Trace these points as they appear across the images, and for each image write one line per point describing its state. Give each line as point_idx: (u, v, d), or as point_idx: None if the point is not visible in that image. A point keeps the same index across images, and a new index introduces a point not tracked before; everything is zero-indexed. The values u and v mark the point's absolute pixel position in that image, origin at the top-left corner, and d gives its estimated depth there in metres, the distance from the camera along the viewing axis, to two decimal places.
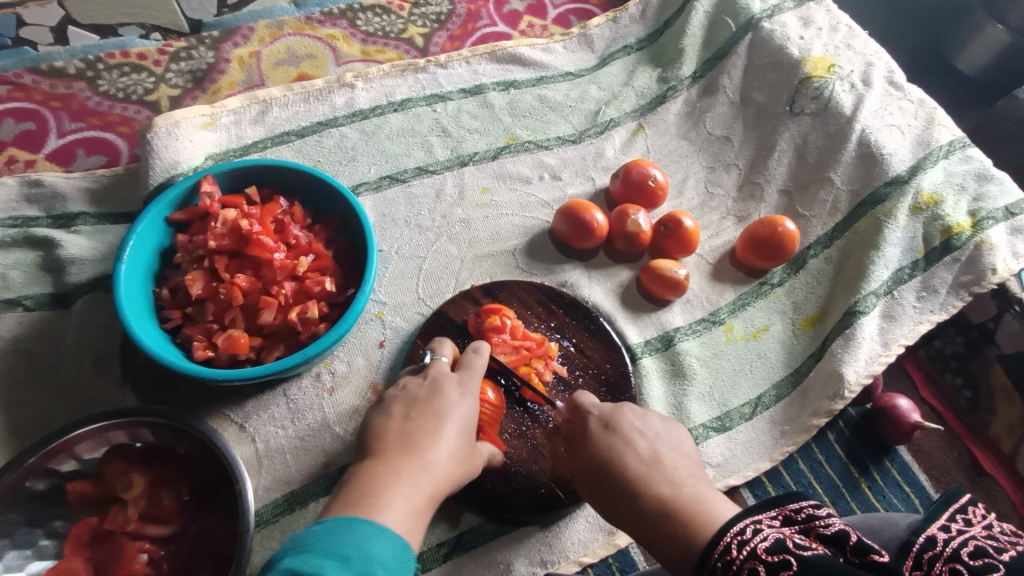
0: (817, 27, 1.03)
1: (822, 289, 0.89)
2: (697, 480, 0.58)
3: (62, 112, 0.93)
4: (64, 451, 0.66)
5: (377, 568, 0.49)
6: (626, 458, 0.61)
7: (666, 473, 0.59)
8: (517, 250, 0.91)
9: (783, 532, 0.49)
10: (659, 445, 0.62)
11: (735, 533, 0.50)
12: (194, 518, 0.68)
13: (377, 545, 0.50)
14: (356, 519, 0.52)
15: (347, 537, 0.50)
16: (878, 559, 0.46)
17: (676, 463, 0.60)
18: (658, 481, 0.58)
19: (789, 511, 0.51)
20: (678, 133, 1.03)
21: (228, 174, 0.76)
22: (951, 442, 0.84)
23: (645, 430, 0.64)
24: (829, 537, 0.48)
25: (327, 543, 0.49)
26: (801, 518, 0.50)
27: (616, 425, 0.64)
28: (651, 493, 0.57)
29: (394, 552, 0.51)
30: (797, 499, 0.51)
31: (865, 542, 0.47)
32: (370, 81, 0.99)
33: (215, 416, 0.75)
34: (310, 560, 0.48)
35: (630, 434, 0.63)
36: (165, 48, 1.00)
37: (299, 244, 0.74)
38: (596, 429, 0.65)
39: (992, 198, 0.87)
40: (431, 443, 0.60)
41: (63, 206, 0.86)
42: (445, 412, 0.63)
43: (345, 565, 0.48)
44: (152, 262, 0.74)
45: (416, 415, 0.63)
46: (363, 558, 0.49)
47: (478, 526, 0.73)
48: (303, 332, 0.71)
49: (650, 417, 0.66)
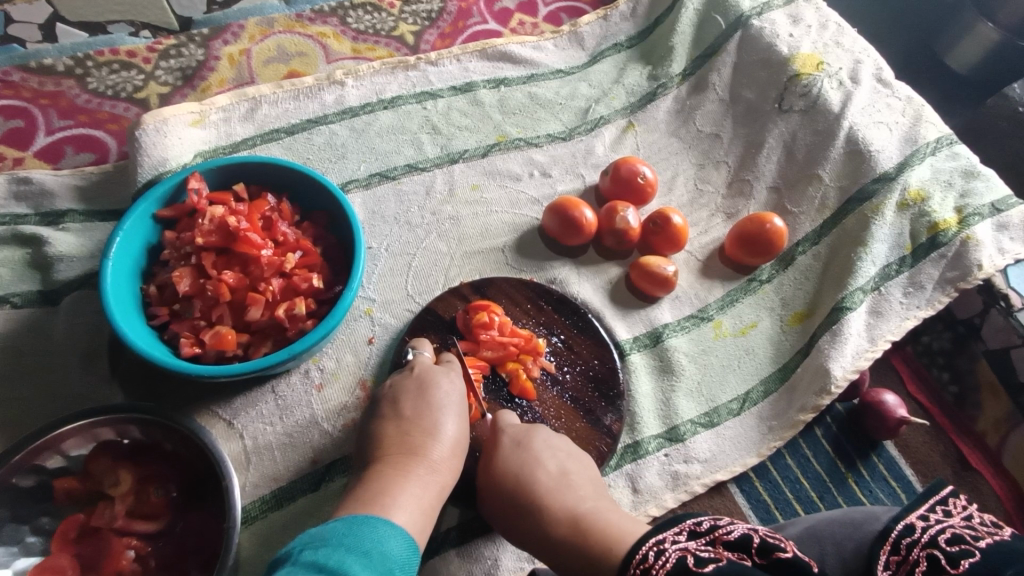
0: (806, 25, 1.03)
1: (810, 285, 0.89)
2: (599, 497, 0.66)
3: (50, 109, 0.93)
4: (51, 448, 0.66)
5: (394, 566, 0.52)
6: (537, 478, 0.66)
7: (572, 493, 0.65)
8: (507, 247, 0.91)
9: (690, 545, 0.53)
10: (567, 465, 0.68)
11: (639, 561, 0.54)
12: (180, 515, 0.68)
13: (393, 546, 0.54)
14: (374, 518, 0.56)
15: (366, 535, 0.53)
16: (783, 555, 0.50)
17: (582, 481, 0.67)
18: (566, 498, 0.65)
19: (693, 526, 0.55)
20: (668, 130, 1.03)
21: (216, 170, 0.76)
22: (937, 436, 0.85)
23: (554, 449, 0.69)
24: (733, 543, 0.52)
25: (349, 538, 0.52)
26: (705, 530, 0.54)
27: (526, 443, 0.69)
28: (557, 509, 0.64)
29: (406, 552, 0.55)
30: (700, 514, 0.56)
31: (768, 542, 0.51)
32: (360, 79, 1.00)
33: (204, 413, 0.75)
34: (333, 553, 0.50)
35: (540, 453, 0.68)
36: (155, 46, 1.00)
37: (287, 240, 0.74)
38: (508, 448, 0.69)
39: (978, 194, 0.88)
40: (430, 444, 0.65)
41: (51, 203, 0.85)
42: (438, 405, 0.67)
43: (368, 560, 0.51)
44: (140, 259, 0.74)
45: (410, 411, 0.67)
46: (381, 553, 0.52)
47: (466, 521, 0.73)
48: (291, 328, 0.71)
49: (556, 437, 0.71)
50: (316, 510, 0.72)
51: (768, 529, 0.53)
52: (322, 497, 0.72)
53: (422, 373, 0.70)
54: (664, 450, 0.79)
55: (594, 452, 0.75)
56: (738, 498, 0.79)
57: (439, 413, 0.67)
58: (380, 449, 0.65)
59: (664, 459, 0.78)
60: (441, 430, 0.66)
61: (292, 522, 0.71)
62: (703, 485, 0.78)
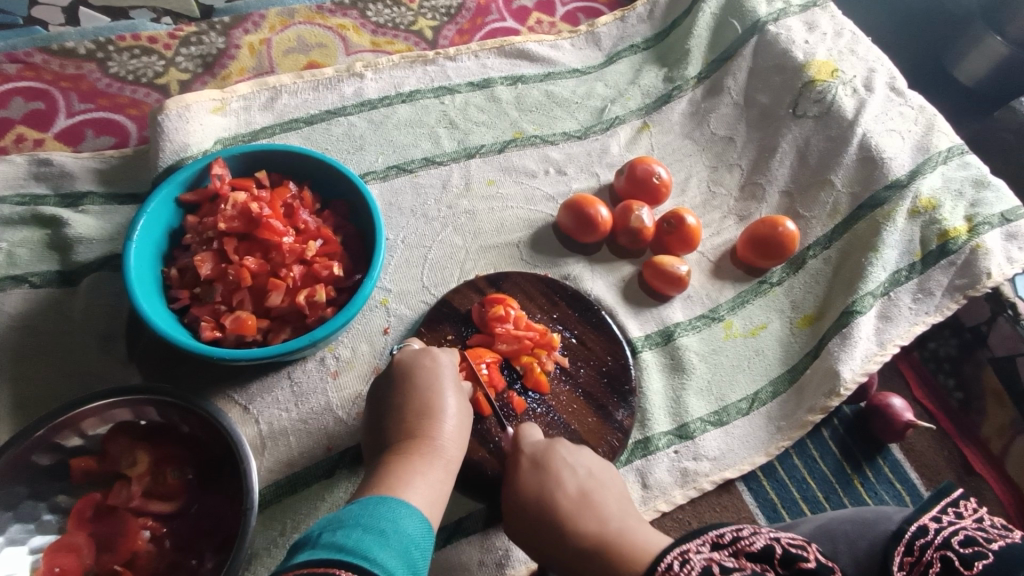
0: (821, 32, 1.04)
1: (820, 288, 0.90)
2: (627, 515, 0.61)
3: (71, 92, 0.94)
4: (71, 427, 0.66)
5: (410, 545, 0.53)
6: (557, 499, 0.62)
7: (596, 512, 0.61)
8: (522, 242, 0.92)
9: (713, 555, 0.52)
10: (588, 483, 0.64)
11: (664, 569, 0.52)
12: (196, 497, 0.69)
13: (409, 524, 0.55)
14: (390, 498, 0.56)
15: (384, 514, 0.54)
16: (807, 565, 0.51)
17: (607, 498, 0.63)
18: (588, 520, 0.60)
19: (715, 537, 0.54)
20: (683, 132, 1.04)
21: (239, 157, 0.77)
22: (942, 441, 0.86)
23: (575, 467, 0.66)
24: (757, 554, 0.53)
25: (365, 518, 0.53)
26: (728, 541, 0.53)
27: (547, 462, 0.66)
28: (582, 534, 0.59)
29: (421, 530, 0.55)
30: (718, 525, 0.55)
31: (791, 551, 0.52)
32: (379, 72, 1.01)
33: (219, 397, 0.76)
34: (351, 533, 0.51)
35: (560, 471, 0.65)
36: (176, 32, 1.00)
37: (308, 228, 0.75)
38: (527, 469, 0.66)
39: (988, 204, 0.89)
40: (436, 425, 0.65)
41: (70, 185, 0.86)
42: (435, 383, 0.67)
43: (385, 539, 0.51)
44: (162, 242, 0.74)
45: (411, 390, 0.67)
46: (397, 531, 0.53)
47: (477, 511, 0.74)
48: (310, 315, 0.72)
49: (577, 452, 0.68)
50: (329, 495, 0.72)
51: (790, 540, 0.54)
52: (336, 483, 0.73)
53: (415, 353, 0.70)
54: (674, 447, 0.80)
55: (606, 446, 0.76)
56: (745, 497, 0.80)
57: (437, 390, 0.66)
58: (390, 430, 0.65)
59: (674, 456, 0.79)
60: (444, 409, 0.66)
61: (306, 507, 0.72)
62: (712, 482, 0.78)
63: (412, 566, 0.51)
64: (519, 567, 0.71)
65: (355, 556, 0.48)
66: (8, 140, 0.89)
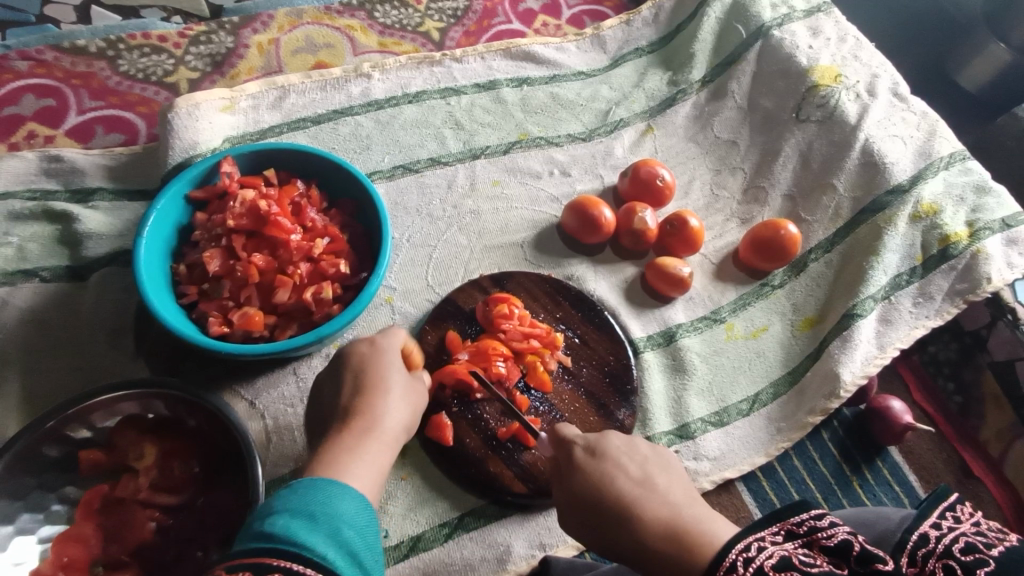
0: (825, 37, 1.05)
1: (821, 292, 0.91)
2: (693, 501, 0.57)
3: (82, 90, 0.95)
4: (80, 419, 0.67)
5: (344, 527, 0.52)
6: (620, 484, 0.59)
7: (661, 495, 0.57)
8: (526, 243, 0.93)
9: (788, 548, 0.47)
10: (650, 468, 0.61)
11: (741, 550, 0.48)
12: (202, 490, 0.69)
13: (342, 505, 0.53)
14: (321, 481, 0.54)
15: (313, 498, 0.52)
16: (882, 568, 0.46)
17: (669, 483, 0.59)
18: (653, 504, 0.57)
19: (791, 524, 0.49)
20: (686, 135, 1.05)
21: (248, 156, 0.78)
22: (940, 444, 0.86)
23: (631, 453, 0.62)
24: (831, 550, 0.47)
25: (295, 504, 0.52)
26: (803, 531, 0.48)
27: (602, 450, 0.62)
28: (649, 517, 0.56)
29: (360, 512, 0.54)
30: (800, 510, 0.49)
31: (870, 551, 0.46)
32: (386, 72, 1.02)
33: (225, 392, 0.77)
34: (279, 520, 0.50)
35: (619, 458, 0.61)
36: (186, 32, 1.01)
37: (315, 227, 0.76)
38: (582, 458, 0.62)
39: (989, 209, 0.89)
40: (373, 405, 0.63)
41: (81, 181, 0.87)
42: (374, 364, 0.66)
43: (313, 523, 0.50)
44: (171, 239, 0.75)
45: (351, 375, 0.66)
46: (328, 514, 0.52)
47: (479, 508, 0.75)
48: (317, 312, 0.72)
49: (631, 441, 0.64)
50: None
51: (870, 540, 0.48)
52: None
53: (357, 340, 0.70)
54: (675, 447, 0.81)
55: None
56: (745, 497, 0.81)
57: (375, 372, 0.65)
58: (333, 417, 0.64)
59: (675, 455, 0.80)
60: (390, 390, 0.65)
61: None
62: (712, 482, 0.79)
63: (345, 547, 0.51)
64: (520, 563, 0.72)
65: (280, 542, 0.48)
66: (19, 137, 0.91)
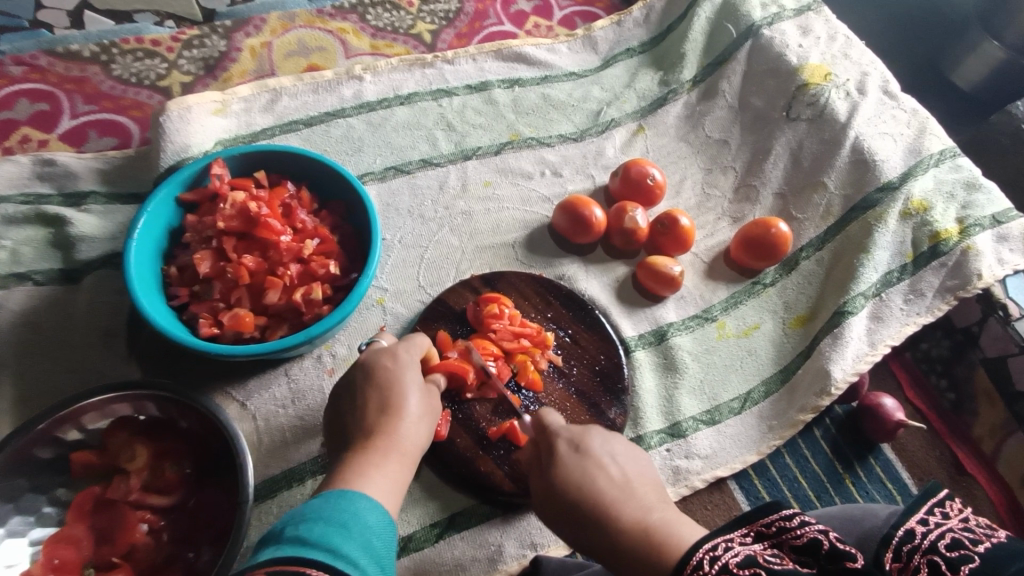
0: (815, 36, 1.05)
1: (813, 289, 0.91)
2: (667, 507, 0.57)
3: (75, 94, 0.95)
4: (71, 421, 0.68)
5: (371, 536, 0.53)
6: (598, 484, 0.59)
7: (637, 498, 0.58)
8: (517, 243, 0.93)
9: (755, 549, 0.49)
10: (629, 470, 0.61)
11: (709, 549, 0.49)
12: (194, 491, 0.70)
13: (371, 516, 0.55)
14: (351, 492, 0.56)
15: (344, 507, 0.54)
16: (853, 566, 0.46)
17: (646, 488, 0.60)
18: (629, 507, 0.57)
19: (761, 525, 0.50)
20: (678, 134, 1.05)
21: (238, 158, 0.78)
22: (933, 441, 0.86)
23: (614, 453, 0.63)
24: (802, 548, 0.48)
25: (327, 511, 0.53)
26: (773, 532, 0.50)
27: (585, 447, 0.62)
28: (622, 519, 0.56)
29: (383, 524, 0.55)
30: (768, 512, 0.51)
31: (839, 548, 0.48)
32: (378, 75, 1.02)
33: (218, 393, 0.77)
34: (313, 526, 0.51)
35: (601, 457, 0.62)
36: (179, 36, 1.02)
37: (305, 228, 0.76)
38: (566, 452, 0.63)
39: (979, 206, 0.90)
40: (395, 421, 0.63)
41: (74, 185, 0.87)
42: (397, 381, 0.65)
43: (346, 531, 0.52)
44: (162, 241, 0.76)
45: (371, 390, 0.65)
46: (359, 524, 0.53)
47: (471, 508, 0.75)
48: (307, 313, 0.73)
49: (616, 439, 0.65)
50: None
51: (838, 538, 0.49)
52: None
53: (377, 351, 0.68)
54: (666, 445, 0.81)
55: None
56: (737, 495, 0.81)
57: (397, 389, 0.64)
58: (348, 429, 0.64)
59: (666, 453, 0.80)
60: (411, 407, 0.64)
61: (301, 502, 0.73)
62: (703, 481, 0.79)
63: (374, 557, 0.52)
64: (512, 563, 0.73)
65: (316, 549, 0.49)
66: (13, 141, 0.91)
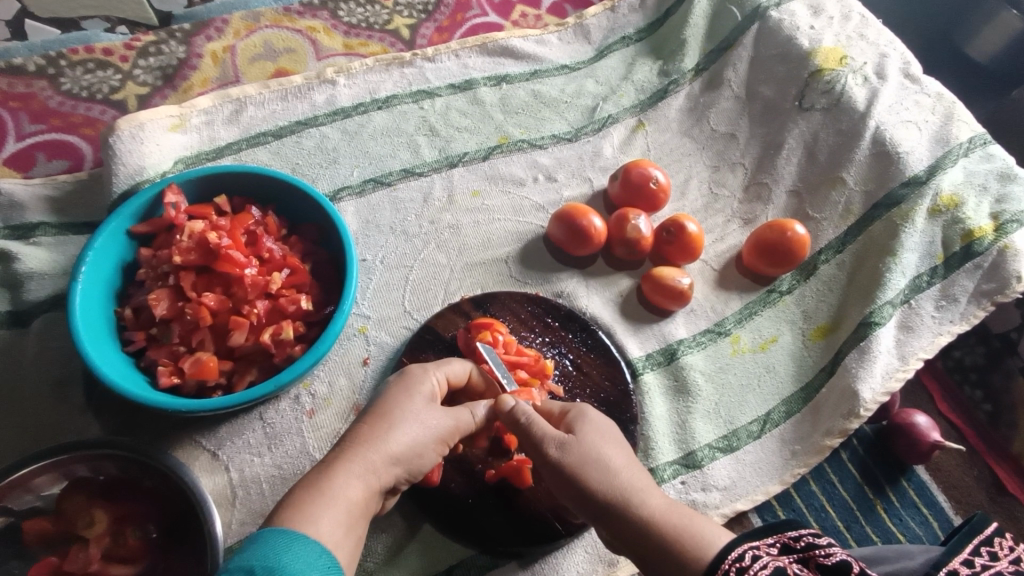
0: (828, 16, 0.96)
1: (834, 297, 0.83)
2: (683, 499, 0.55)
3: (20, 112, 0.87)
4: (18, 488, 0.61)
5: None
6: (617, 469, 0.55)
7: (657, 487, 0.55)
8: (510, 258, 0.86)
9: (784, 562, 0.46)
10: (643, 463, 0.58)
11: (734, 558, 0.46)
12: (161, 556, 0.63)
13: (287, 556, 0.43)
14: (273, 530, 0.45)
15: (257, 550, 0.44)
16: None
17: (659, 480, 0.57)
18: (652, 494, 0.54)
19: (788, 538, 0.48)
20: (680, 129, 0.97)
21: (195, 182, 0.70)
22: (971, 460, 0.80)
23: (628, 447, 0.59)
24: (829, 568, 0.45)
25: (239, 560, 0.43)
26: (801, 547, 0.47)
27: (603, 433, 0.58)
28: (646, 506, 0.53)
29: (312, 563, 0.44)
30: (796, 526, 0.49)
31: None
32: (352, 77, 0.93)
33: (185, 445, 0.70)
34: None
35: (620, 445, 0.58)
36: (132, 43, 0.93)
37: (273, 257, 0.69)
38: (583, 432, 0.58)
39: (1016, 199, 0.82)
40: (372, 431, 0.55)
41: (20, 216, 0.80)
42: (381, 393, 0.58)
43: None
44: (114, 280, 0.68)
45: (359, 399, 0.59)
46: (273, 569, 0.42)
47: (470, 559, 0.69)
48: (277, 354, 0.66)
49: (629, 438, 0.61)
50: None
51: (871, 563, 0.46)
52: None
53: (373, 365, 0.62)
54: (681, 478, 0.74)
55: None
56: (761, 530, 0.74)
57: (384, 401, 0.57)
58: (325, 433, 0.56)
59: (681, 487, 0.73)
60: (394, 418, 0.56)
61: None
62: (723, 515, 0.72)
63: None
64: None
65: None
66: None
